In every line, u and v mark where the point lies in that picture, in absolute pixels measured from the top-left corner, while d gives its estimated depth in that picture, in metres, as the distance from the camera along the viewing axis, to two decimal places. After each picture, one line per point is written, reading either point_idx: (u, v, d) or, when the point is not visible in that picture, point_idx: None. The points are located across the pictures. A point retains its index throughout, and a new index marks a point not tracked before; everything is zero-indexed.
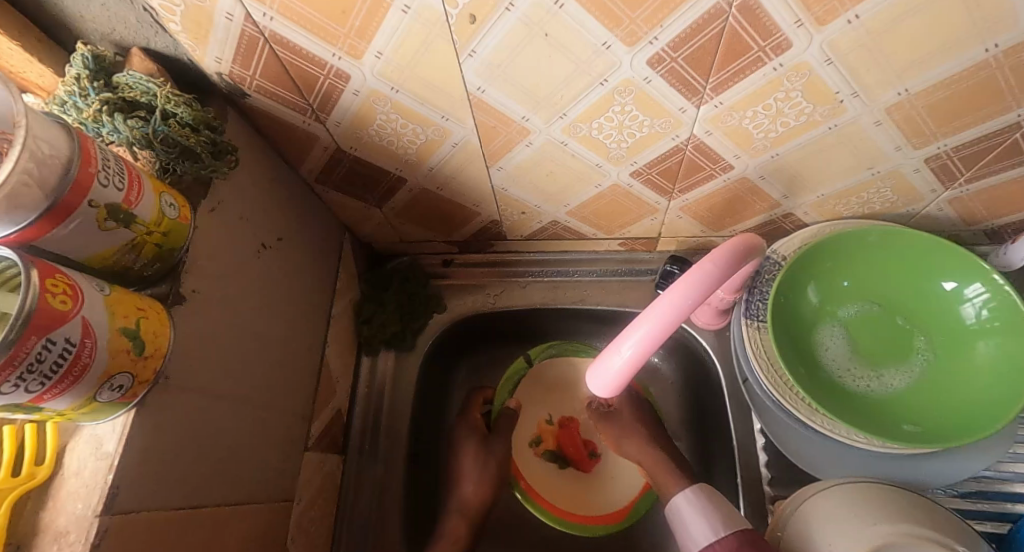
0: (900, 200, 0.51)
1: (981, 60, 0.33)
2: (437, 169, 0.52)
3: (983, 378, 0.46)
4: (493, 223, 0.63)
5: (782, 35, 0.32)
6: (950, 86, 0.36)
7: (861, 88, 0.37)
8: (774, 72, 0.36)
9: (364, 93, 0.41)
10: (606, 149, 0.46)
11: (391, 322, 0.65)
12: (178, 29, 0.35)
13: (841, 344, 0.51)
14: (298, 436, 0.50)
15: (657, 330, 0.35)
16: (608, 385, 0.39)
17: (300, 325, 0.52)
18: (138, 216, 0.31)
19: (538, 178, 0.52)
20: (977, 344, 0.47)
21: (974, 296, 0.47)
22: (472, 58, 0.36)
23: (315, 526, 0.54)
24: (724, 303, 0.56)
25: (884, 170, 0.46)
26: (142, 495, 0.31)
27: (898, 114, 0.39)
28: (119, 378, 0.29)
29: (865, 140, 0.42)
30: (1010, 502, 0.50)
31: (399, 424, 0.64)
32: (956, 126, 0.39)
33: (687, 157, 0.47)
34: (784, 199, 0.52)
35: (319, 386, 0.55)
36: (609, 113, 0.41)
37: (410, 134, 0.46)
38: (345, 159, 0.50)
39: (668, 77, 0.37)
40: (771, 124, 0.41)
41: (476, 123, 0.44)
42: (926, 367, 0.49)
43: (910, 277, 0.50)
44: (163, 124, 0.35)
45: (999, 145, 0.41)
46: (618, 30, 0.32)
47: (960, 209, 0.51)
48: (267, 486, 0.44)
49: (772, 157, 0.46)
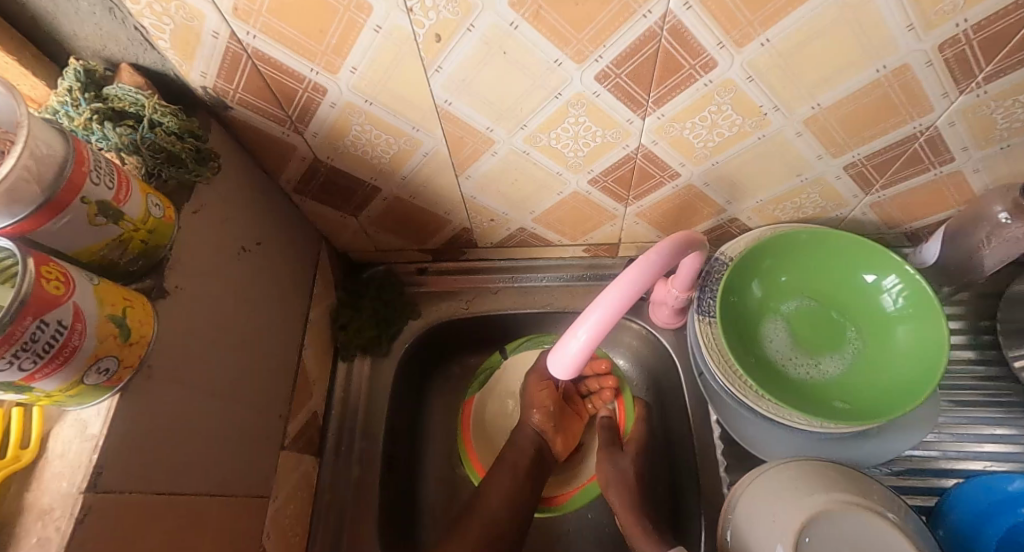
0: (829, 204, 0.56)
1: (874, 79, 0.39)
2: (410, 178, 0.55)
3: (903, 360, 0.51)
4: (464, 231, 0.66)
5: (707, 55, 0.37)
6: (853, 102, 0.41)
7: (781, 103, 0.42)
8: (705, 88, 0.41)
9: (340, 105, 0.44)
10: (565, 158, 0.51)
11: (367, 326, 0.68)
12: (166, 45, 0.38)
13: (782, 337, 0.56)
14: (274, 434, 0.52)
15: (607, 315, 0.39)
16: (567, 368, 0.42)
17: (278, 327, 0.54)
18: (126, 213, 0.33)
19: (505, 186, 0.56)
20: (898, 329, 0.52)
21: (891, 286, 0.53)
22: (439, 73, 0.40)
23: (290, 525, 0.55)
24: (681, 302, 0.60)
25: (811, 177, 0.52)
26: (124, 476, 0.32)
27: (815, 126, 0.44)
28: (106, 362, 0.31)
29: (790, 149, 0.48)
30: (937, 479, 0.55)
31: (374, 426, 0.65)
32: (864, 137, 0.45)
33: (638, 165, 0.52)
34: (728, 205, 0.58)
35: (296, 387, 0.56)
36: (565, 124, 0.46)
37: (383, 144, 0.50)
38: (322, 168, 0.54)
39: (614, 91, 0.41)
40: (708, 134, 0.46)
41: (445, 134, 0.48)
42: (857, 353, 0.54)
43: (838, 273, 0.56)
44: (151, 132, 0.38)
45: (903, 154, 0.47)
46: (567, 49, 0.37)
47: (881, 213, 0.57)
48: (244, 480, 0.46)
49: (713, 165, 0.51)
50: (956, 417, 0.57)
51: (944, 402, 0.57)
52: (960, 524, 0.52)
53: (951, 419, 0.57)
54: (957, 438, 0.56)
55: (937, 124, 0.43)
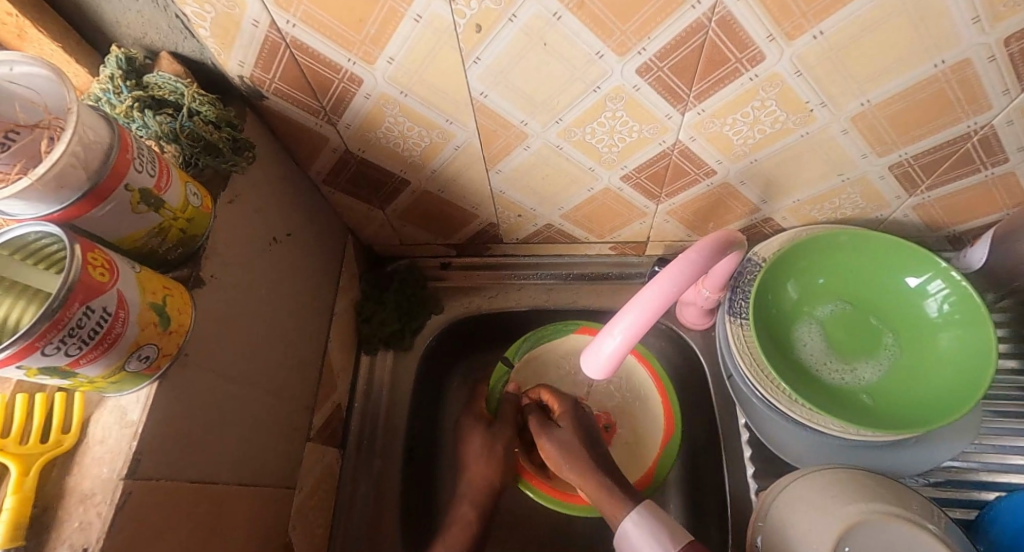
0: (869, 206, 0.55)
1: (931, 74, 0.37)
2: (439, 172, 0.55)
3: (945, 368, 0.49)
4: (490, 226, 0.65)
5: (756, 47, 0.36)
6: (907, 98, 0.40)
7: (829, 99, 0.41)
8: (751, 82, 0.39)
9: (374, 96, 0.44)
10: (598, 153, 0.50)
11: (391, 320, 0.68)
12: (206, 34, 0.38)
13: (817, 341, 0.55)
14: (301, 427, 0.52)
15: (648, 313, 0.38)
16: (601, 367, 0.41)
17: (306, 319, 0.54)
18: (167, 202, 0.33)
19: (535, 180, 0.55)
20: (941, 336, 0.50)
21: (935, 291, 0.51)
22: (477, 64, 0.39)
23: (314, 516, 0.55)
24: (711, 303, 0.59)
25: (852, 176, 0.50)
26: (161, 465, 0.32)
27: (862, 123, 0.43)
28: (146, 349, 0.31)
29: (833, 146, 0.46)
30: (977, 492, 0.53)
31: (397, 420, 0.66)
32: (915, 135, 0.44)
33: (673, 162, 0.50)
34: (763, 204, 0.56)
35: (321, 379, 0.56)
36: (601, 118, 0.45)
37: (415, 137, 0.49)
38: (352, 161, 0.53)
39: (655, 85, 0.40)
40: (749, 131, 0.45)
41: (478, 126, 0.47)
42: (895, 359, 0.52)
43: (878, 276, 0.54)
44: (189, 121, 0.38)
45: (954, 154, 0.45)
46: (610, 41, 0.36)
47: (923, 216, 0.55)
48: (272, 471, 0.46)
49: (750, 163, 0.50)
50: (997, 428, 0.55)
51: (985, 412, 0.55)
52: (1002, 542, 0.50)
53: (992, 431, 0.55)
54: (998, 451, 0.54)
55: (993, 122, 0.41)
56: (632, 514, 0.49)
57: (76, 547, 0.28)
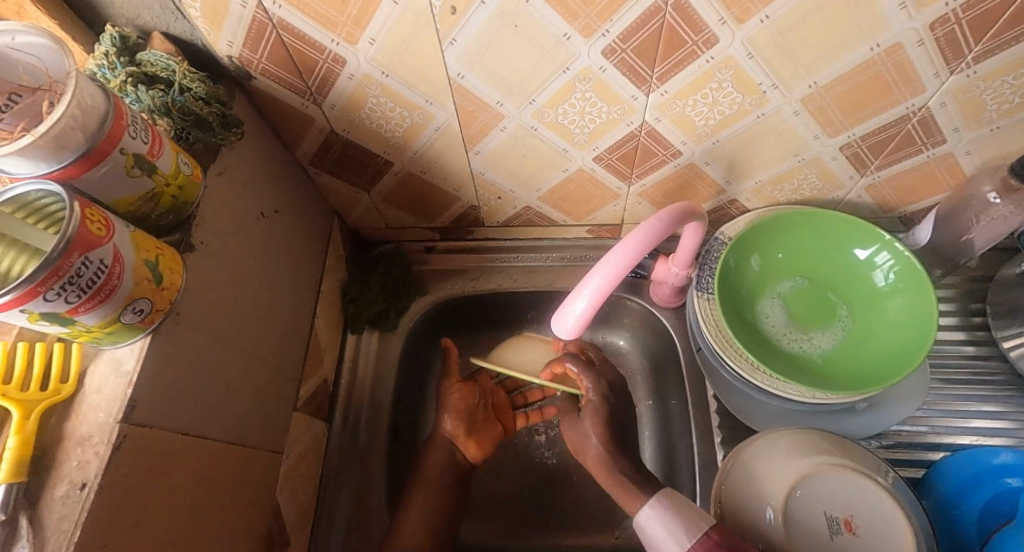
0: (826, 187, 0.58)
1: (868, 57, 0.41)
2: (421, 153, 0.57)
3: (893, 334, 0.53)
4: (472, 209, 0.68)
5: (710, 30, 0.39)
6: (848, 81, 0.43)
7: (779, 81, 0.44)
8: (707, 64, 0.43)
9: (358, 77, 0.46)
10: (570, 135, 0.53)
11: (376, 300, 0.70)
12: (197, 14, 0.40)
13: (779, 313, 0.58)
14: (287, 396, 0.54)
15: (611, 275, 0.40)
16: (571, 327, 0.44)
17: (292, 294, 0.56)
18: (159, 168, 0.36)
19: (512, 162, 0.58)
20: (889, 304, 0.54)
21: (883, 263, 0.55)
22: (453, 45, 0.42)
23: (301, 484, 0.57)
24: (680, 280, 0.62)
25: (808, 157, 0.54)
26: (154, 414, 0.34)
27: (812, 105, 0.46)
28: (140, 303, 0.33)
29: (787, 128, 0.50)
30: (925, 452, 0.57)
31: (382, 395, 0.68)
32: (860, 117, 0.47)
33: (641, 143, 0.53)
34: (728, 185, 0.60)
35: (308, 352, 0.59)
36: (572, 99, 0.48)
37: (397, 118, 0.52)
38: (337, 142, 0.56)
39: (620, 67, 0.43)
40: (709, 112, 0.48)
41: (456, 107, 0.50)
42: (849, 328, 0.56)
43: (833, 251, 0.58)
44: (181, 96, 0.40)
45: (897, 135, 0.49)
46: (575, 23, 0.39)
47: (876, 197, 0.59)
48: (259, 434, 0.48)
49: (713, 144, 0.53)
50: (944, 394, 0.59)
51: (933, 380, 0.59)
52: (943, 500, 0.54)
53: (940, 397, 0.59)
54: (946, 414, 0.58)
55: (929, 105, 0.45)
56: (652, 503, 0.50)
57: (75, 483, 0.30)
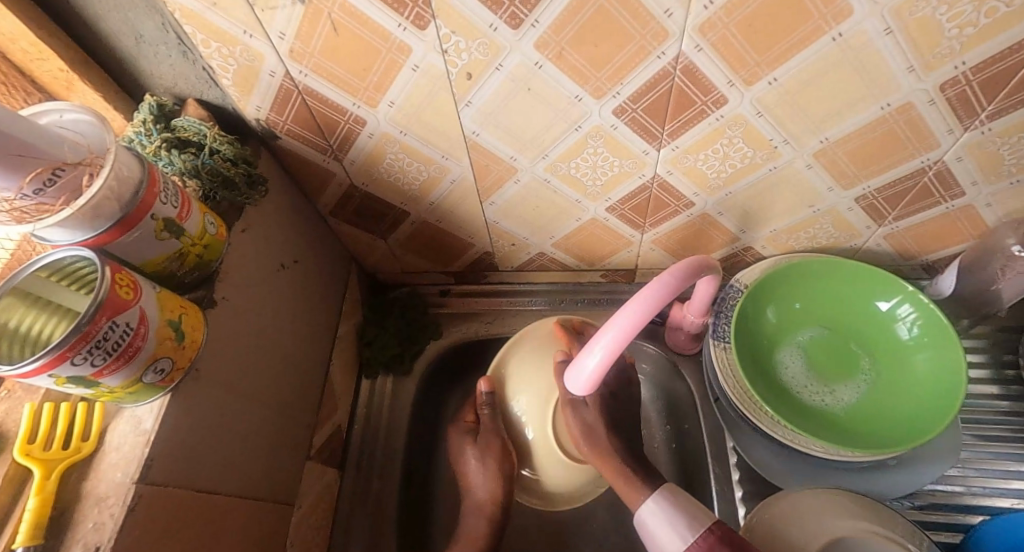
0: (842, 236, 0.58)
1: (879, 115, 0.41)
2: (437, 204, 0.59)
3: (918, 389, 0.51)
4: (486, 254, 0.69)
5: (718, 92, 0.40)
6: (861, 136, 0.44)
7: (790, 137, 0.44)
8: (717, 122, 0.44)
9: (377, 136, 0.48)
10: (583, 186, 0.54)
11: (391, 344, 0.71)
12: (229, 83, 0.43)
13: (798, 364, 0.57)
14: (300, 445, 0.54)
15: (624, 332, 0.40)
16: (584, 383, 0.44)
17: (309, 342, 0.57)
18: (186, 230, 0.37)
19: (526, 211, 0.59)
20: (913, 358, 0.53)
21: (905, 315, 0.54)
22: (468, 106, 0.44)
23: (312, 535, 0.56)
24: (697, 328, 0.61)
25: (823, 207, 0.53)
26: (170, 473, 0.35)
27: (824, 158, 0.47)
28: (162, 362, 0.34)
29: (801, 180, 0.50)
30: (962, 515, 0.54)
31: (395, 441, 0.68)
32: (874, 170, 0.47)
33: (654, 194, 0.54)
34: (742, 233, 0.59)
35: (322, 399, 0.59)
36: (584, 154, 0.49)
37: (414, 171, 0.53)
38: (357, 194, 0.58)
39: (631, 124, 0.45)
40: (721, 165, 0.49)
41: (471, 161, 0.51)
42: (872, 381, 0.54)
43: (853, 301, 0.56)
44: (210, 158, 0.42)
45: (914, 187, 0.49)
46: (586, 86, 0.40)
47: (895, 245, 0.58)
48: (272, 486, 0.48)
49: (726, 195, 0.53)
50: (980, 452, 0.56)
51: (966, 437, 0.57)
52: None
53: (975, 454, 0.56)
54: (982, 474, 0.55)
55: (944, 159, 0.45)
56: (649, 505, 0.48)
57: (89, 547, 0.30)
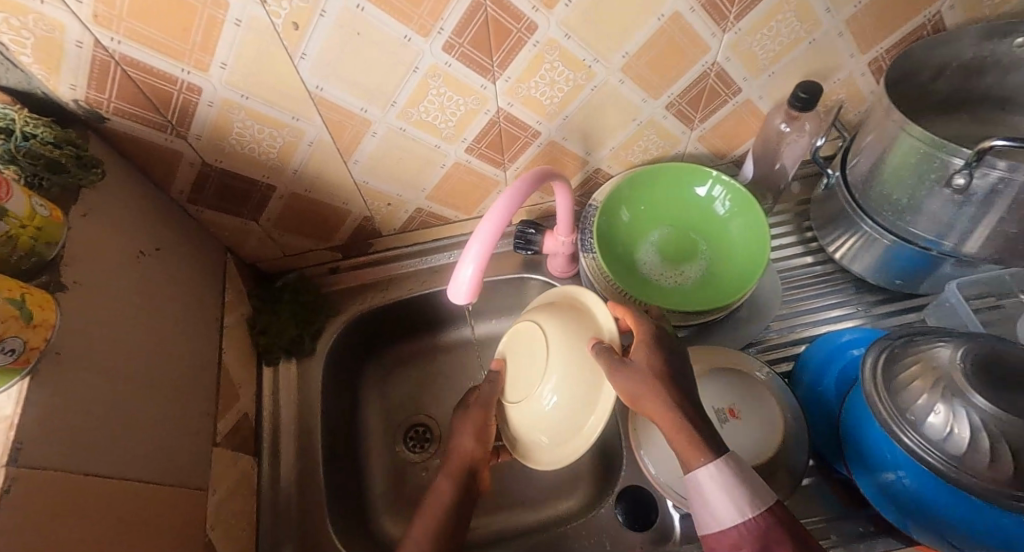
0: (667, 144, 0.68)
1: (659, 26, 0.50)
2: (301, 172, 0.59)
3: (741, 251, 0.63)
4: (366, 220, 0.70)
5: (528, 18, 0.47)
6: (651, 47, 0.53)
7: (598, 55, 0.52)
8: (535, 48, 0.50)
9: (217, 103, 0.48)
10: (438, 130, 0.58)
11: (287, 327, 0.70)
12: (30, 60, 0.40)
13: (653, 257, 0.66)
14: (203, 432, 0.52)
15: (488, 239, 0.45)
16: (466, 292, 0.46)
17: (190, 332, 0.55)
18: (11, 209, 0.35)
19: (391, 165, 0.61)
20: (732, 229, 0.64)
21: (718, 194, 0.65)
22: (304, 59, 0.46)
23: (237, 521, 0.55)
24: (568, 248, 0.69)
25: (644, 119, 0.63)
26: (45, 454, 0.34)
27: (630, 73, 0.55)
28: (12, 342, 0.32)
29: (618, 96, 0.58)
30: (791, 349, 0.68)
31: (311, 418, 0.68)
32: (672, 76, 0.57)
33: (503, 129, 0.60)
34: (589, 156, 0.67)
35: (220, 387, 0.57)
36: (429, 96, 0.53)
37: (267, 139, 0.53)
38: (212, 174, 0.56)
39: (463, 60, 0.49)
40: (551, 91, 0.56)
41: (324, 119, 0.53)
42: (709, 255, 0.66)
43: (681, 193, 0.67)
44: (25, 141, 0.39)
45: (704, 90, 0.60)
46: (412, 25, 0.45)
47: (708, 146, 0.70)
48: (179, 470, 0.47)
49: (564, 120, 0.60)
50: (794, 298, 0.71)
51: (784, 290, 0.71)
52: (810, 382, 0.63)
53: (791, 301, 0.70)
54: (799, 314, 0.70)
55: (717, 60, 0.56)
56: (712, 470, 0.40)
57: None
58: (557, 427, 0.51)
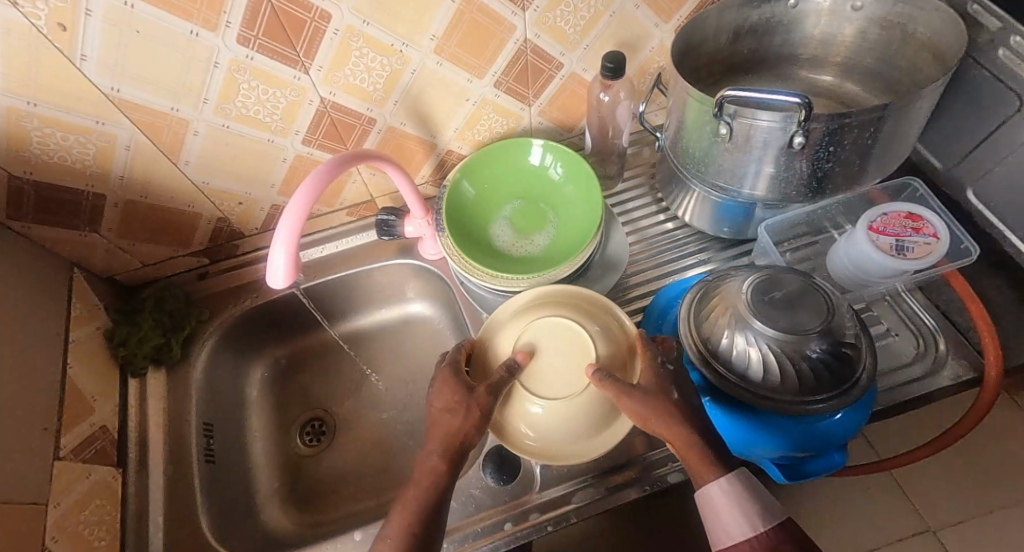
0: (509, 122, 0.72)
1: (456, 8, 0.53)
2: (128, 177, 0.58)
3: (579, 209, 0.68)
4: (221, 221, 0.70)
5: (316, 7, 0.48)
6: (456, 28, 0.55)
7: (404, 39, 0.55)
8: (337, 37, 0.52)
9: (2, 112, 0.47)
10: (265, 124, 0.58)
11: (150, 336, 0.68)
12: None
13: (505, 231, 0.70)
14: (39, 448, 0.52)
15: (295, 219, 0.46)
16: (283, 276, 0.48)
17: (18, 350, 0.54)
18: None
19: (227, 163, 0.61)
20: (569, 191, 0.69)
21: (551, 161, 0.70)
22: (86, 60, 0.45)
23: (94, 533, 0.54)
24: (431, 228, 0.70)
25: (477, 99, 0.65)
26: None
27: (445, 54, 0.58)
28: None
29: (442, 78, 0.61)
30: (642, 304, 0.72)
31: (182, 424, 0.67)
32: (488, 56, 0.60)
33: (334, 118, 0.61)
34: (434, 139, 0.70)
35: (63, 401, 0.57)
36: (242, 91, 0.53)
37: (76, 146, 0.52)
38: (27, 186, 0.55)
39: (264, 52, 0.50)
40: (370, 77, 0.57)
41: (133, 122, 0.52)
42: (555, 219, 0.70)
43: (520, 167, 0.71)
44: None
45: (525, 67, 0.63)
46: (193, 20, 0.45)
47: (550, 119, 0.74)
48: (2, 486, 0.46)
49: (395, 105, 0.62)
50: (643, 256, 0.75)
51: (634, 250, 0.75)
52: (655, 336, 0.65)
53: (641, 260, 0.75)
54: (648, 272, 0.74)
55: (528, 37, 0.59)
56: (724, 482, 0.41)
57: None
58: (566, 420, 0.52)
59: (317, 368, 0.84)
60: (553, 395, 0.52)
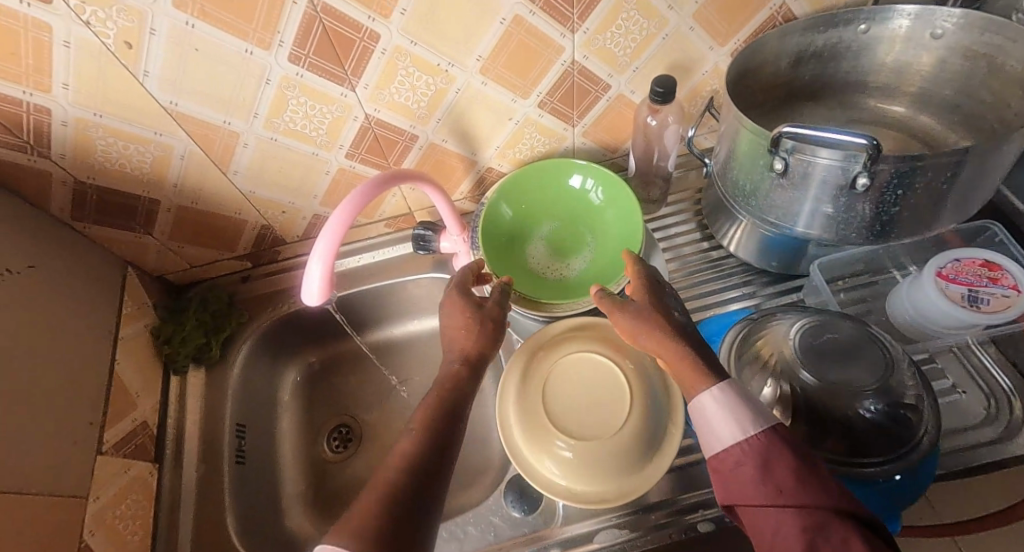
0: (552, 142, 0.70)
1: (504, 29, 0.53)
2: (181, 185, 0.60)
3: (617, 235, 0.66)
4: (265, 228, 0.72)
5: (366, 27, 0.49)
6: (503, 49, 0.55)
7: (451, 59, 0.54)
8: (385, 55, 0.52)
9: (71, 122, 0.50)
10: (311, 138, 0.59)
11: (193, 335, 0.71)
12: None
13: (540, 252, 0.69)
14: (83, 441, 0.54)
15: (334, 235, 0.47)
16: (318, 292, 0.48)
17: (71, 346, 0.57)
18: None
19: (273, 174, 0.63)
20: (608, 216, 0.68)
21: (591, 185, 0.68)
22: (149, 76, 0.47)
23: (127, 526, 0.56)
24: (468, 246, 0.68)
25: (520, 118, 0.65)
26: None
27: (490, 74, 0.57)
28: None
29: (486, 97, 0.60)
30: None
31: (216, 424, 0.69)
32: (534, 77, 0.59)
33: (378, 134, 0.61)
34: (475, 157, 0.69)
35: (109, 396, 0.59)
36: (291, 106, 0.55)
37: (135, 154, 0.55)
38: (89, 190, 0.58)
39: (314, 70, 0.51)
40: (415, 95, 0.57)
41: (188, 133, 0.54)
42: (592, 243, 0.69)
43: (558, 188, 0.70)
44: None
45: (570, 88, 0.62)
46: (249, 39, 0.47)
47: (593, 140, 0.72)
48: (48, 478, 0.49)
49: (438, 123, 0.62)
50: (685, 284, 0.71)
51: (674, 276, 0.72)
52: None
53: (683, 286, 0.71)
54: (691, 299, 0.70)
55: (576, 59, 0.58)
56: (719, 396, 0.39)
57: None
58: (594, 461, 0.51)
59: (347, 375, 0.85)
60: (586, 435, 0.51)
